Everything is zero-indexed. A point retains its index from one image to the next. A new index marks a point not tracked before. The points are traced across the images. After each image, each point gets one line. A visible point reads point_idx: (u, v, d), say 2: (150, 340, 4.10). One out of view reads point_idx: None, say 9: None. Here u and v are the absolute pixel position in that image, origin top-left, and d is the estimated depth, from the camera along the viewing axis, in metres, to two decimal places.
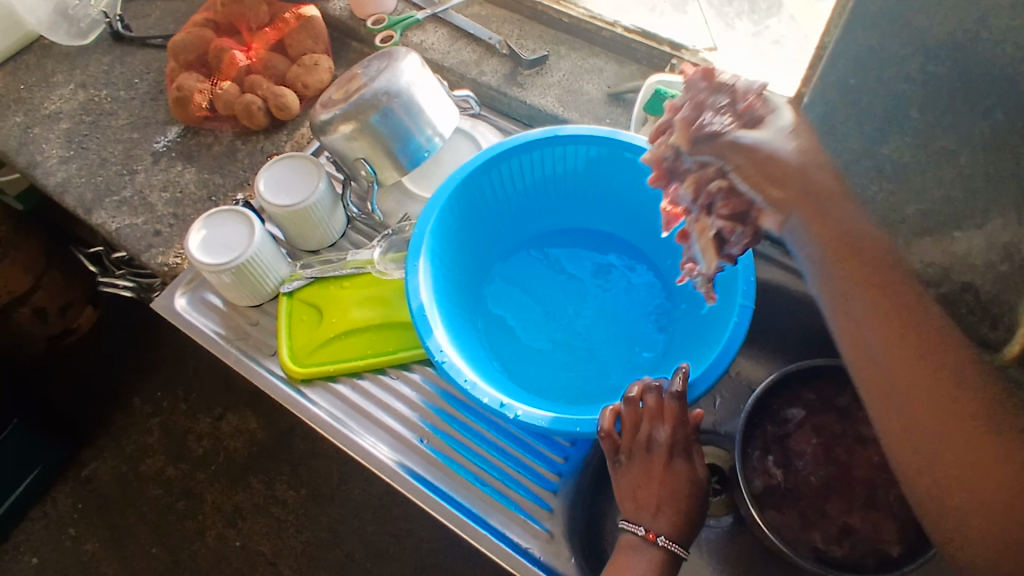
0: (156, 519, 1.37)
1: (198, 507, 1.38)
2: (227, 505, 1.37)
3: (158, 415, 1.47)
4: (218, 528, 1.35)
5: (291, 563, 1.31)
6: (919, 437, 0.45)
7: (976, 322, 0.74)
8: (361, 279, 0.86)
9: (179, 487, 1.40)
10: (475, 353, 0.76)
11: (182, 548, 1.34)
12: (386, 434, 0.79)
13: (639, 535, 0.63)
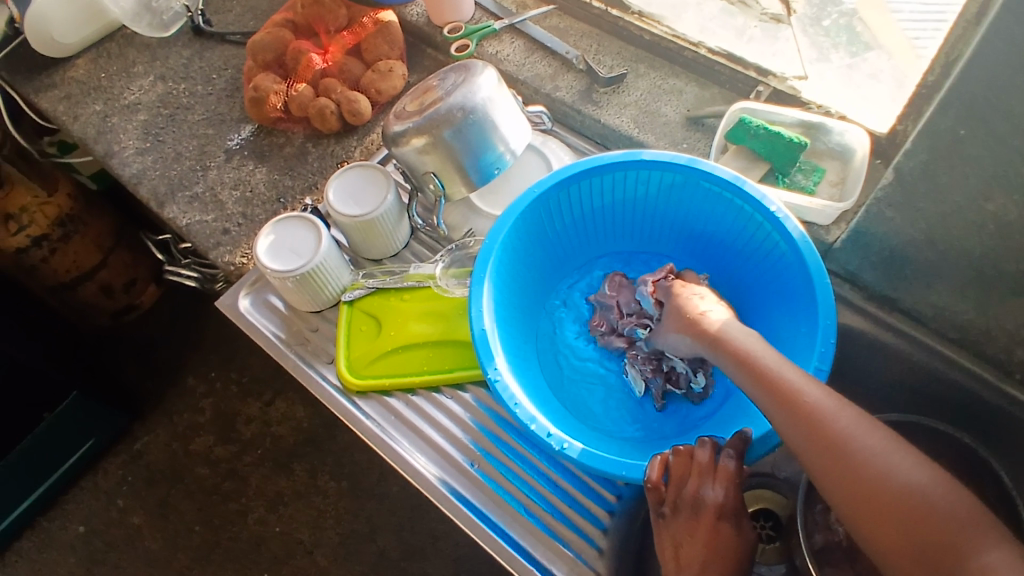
0: (201, 498, 1.41)
1: (242, 490, 1.40)
2: (270, 491, 1.39)
3: (209, 397, 1.50)
4: (259, 513, 1.38)
5: (327, 553, 1.33)
6: (869, 521, 0.54)
7: None
8: (422, 293, 0.85)
9: (225, 468, 1.43)
10: (530, 380, 0.74)
11: (224, 529, 1.37)
12: (434, 453, 0.79)
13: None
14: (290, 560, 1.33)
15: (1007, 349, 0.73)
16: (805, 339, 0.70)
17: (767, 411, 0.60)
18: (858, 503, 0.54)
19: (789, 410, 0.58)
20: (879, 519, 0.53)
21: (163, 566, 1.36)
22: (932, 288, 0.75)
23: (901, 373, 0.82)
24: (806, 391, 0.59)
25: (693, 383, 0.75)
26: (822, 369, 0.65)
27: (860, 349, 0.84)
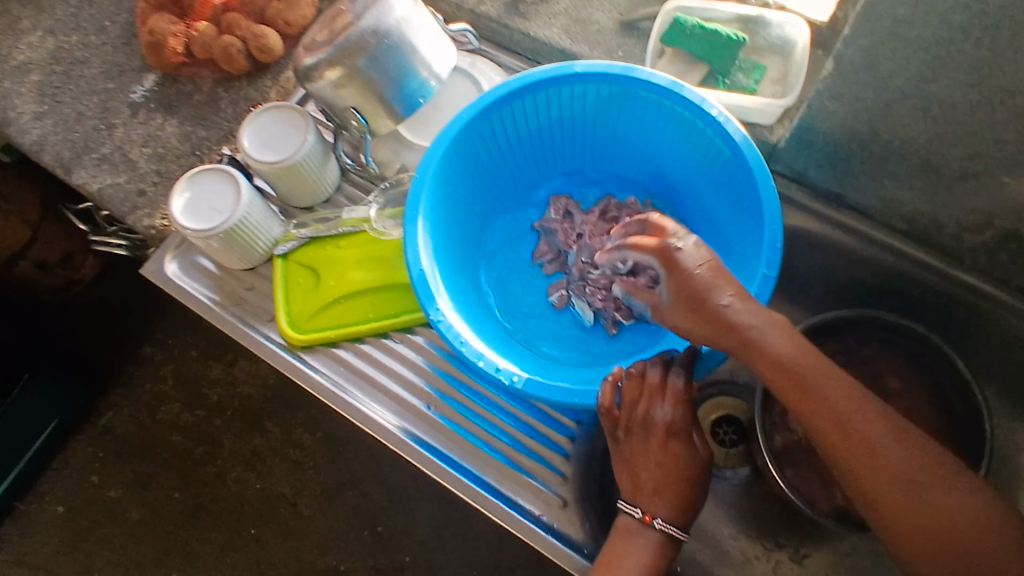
0: (178, 465, 1.39)
1: (217, 453, 1.38)
2: (245, 450, 1.38)
3: (170, 363, 1.45)
4: (238, 472, 1.37)
5: (311, 503, 1.34)
6: (902, 522, 0.54)
7: (1014, 271, 0.72)
8: (358, 238, 0.81)
9: (196, 433, 1.40)
10: (477, 317, 0.71)
11: (205, 492, 1.37)
12: (389, 401, 0.77)
13: (635, 517, 0.63)
14: (275, 515, 1.34)
15: (955, 236, 0.73)
16: (751, 246, 0.68)
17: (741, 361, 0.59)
18: (893, 509, 0.54)
19: (806, 408, 0.57)
20: (909, 522, 0.53)
21: (150, 535, 1.36)
22: (879, 181, 0.74)
23: (854, 269, 0.82)
24: (818, 388, 0.56)
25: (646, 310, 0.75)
26: (769, 276, 0.64)
27: (809, 249, 0.83)
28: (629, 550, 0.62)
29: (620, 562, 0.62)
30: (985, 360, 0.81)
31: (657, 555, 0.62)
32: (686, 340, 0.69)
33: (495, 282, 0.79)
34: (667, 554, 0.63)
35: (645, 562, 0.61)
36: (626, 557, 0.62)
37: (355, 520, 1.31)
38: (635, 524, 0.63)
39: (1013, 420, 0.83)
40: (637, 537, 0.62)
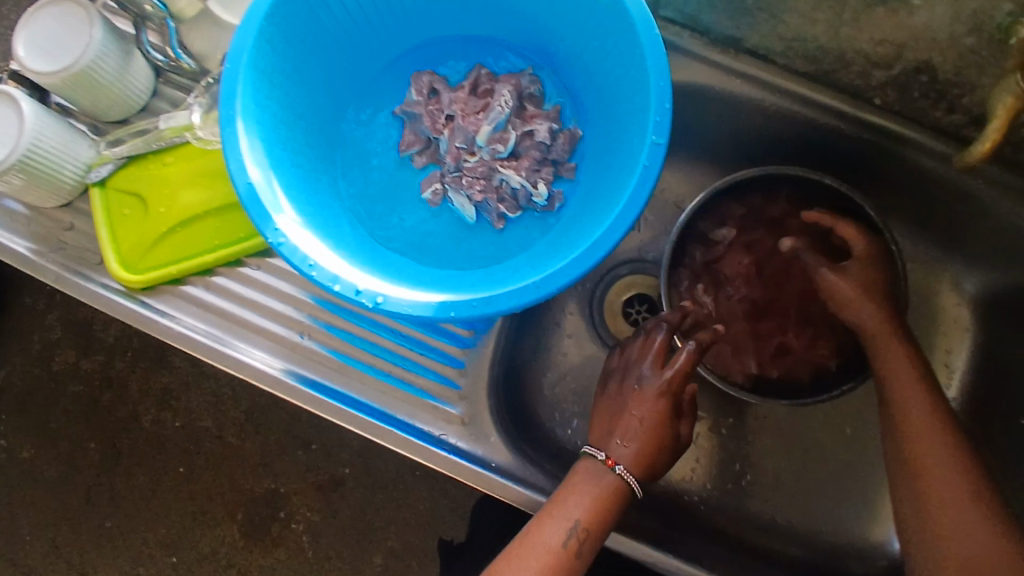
0: (86, 414, 1.21)
1: (125, 395, 1.21)
2: (155, 388, 1.21)
3: (55, 308, 1.22)
4: (153, 412, 1.21)
5: (236, 432, 1.19)
6: (922, 508, 0.58)
7: (928, 107, 0.67)
8: (185, 151, 0.69)
9: (100, 378, 1.21)
10: (334, 231, 0.61)
11: (120, 437, 1.21)
12: (254, 336, 0.67)
13: (598, 461, 0.63)
14: (201, 449, 1.20)
15: (863, 74, 0.67)
16: (637, 110, 0.59)
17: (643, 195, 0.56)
18: (923, 504, 0.58)
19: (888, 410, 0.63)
20: (939, 486, 0.58)
21: (71, 491, 1.20)
22: (779, 19, 0.65)
23: (759, 124, 0.75)
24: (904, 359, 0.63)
25: (534, 198, 0.66)
26: (659, 144, 0.55)
27: (709, 104, 0.74)
28: (590, 496, 0.61)
29: (578, 506, 0.61)
30: (894, 203, 0.79)
31: (614, 503, 0.62)
32: (579, 227, 0.61)
33: (357, 185, 0.68)
34: (621, 502, 0.62)
35: (598, 504, 0.61)
36: (585, 502, 0.61)
37: (290, 442, 1.17)
38: (594, 467, 0.63)
39: (922, 263, 0.83)
40: (597, 479, 0.62)
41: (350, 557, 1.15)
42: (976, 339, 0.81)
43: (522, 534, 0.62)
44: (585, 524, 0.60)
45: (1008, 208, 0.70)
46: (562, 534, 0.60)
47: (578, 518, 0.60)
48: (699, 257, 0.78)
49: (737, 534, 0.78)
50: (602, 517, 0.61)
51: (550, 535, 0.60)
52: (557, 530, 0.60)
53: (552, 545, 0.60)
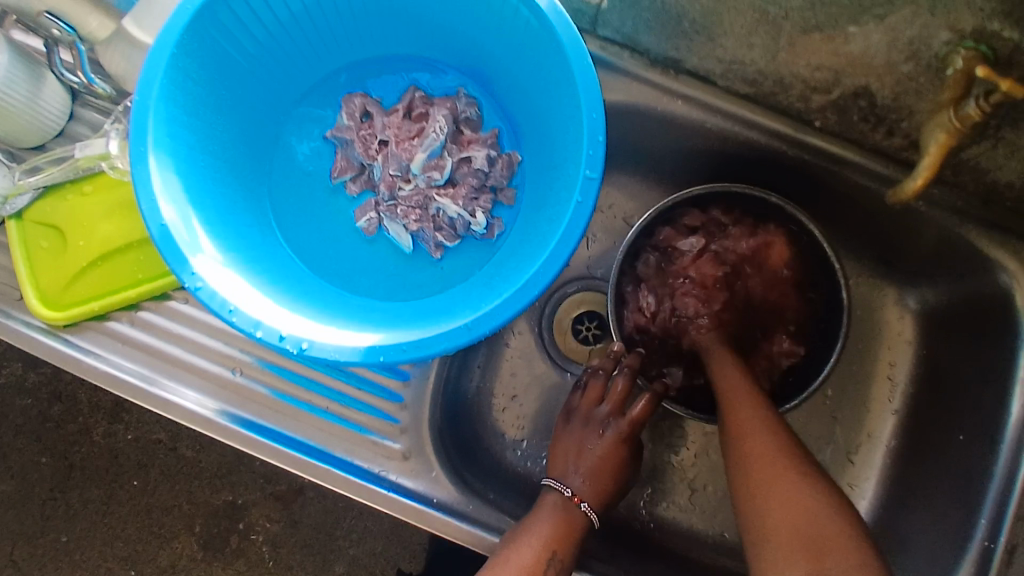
0: (34, 430, 1.17)
1: (76, 409, 1.17)
2: (107, 401, 1.17)
3: None
4: (104, 426, 1.16)
5: (192, 443, 1.16)
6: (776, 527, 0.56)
7: (868, 129, 0.67)
8: (103, 180, 0.67)
9: (48, 392, 1.17)
10: (260, 267, 0.59)
11: (71, 452, 1.16)
12: (184, 373, 0.65)
13: (564, 496, 0.66)
14: (156, 462, 1.16)
15: (802, 97, 0.66)
16: (571, 140, 0.57)
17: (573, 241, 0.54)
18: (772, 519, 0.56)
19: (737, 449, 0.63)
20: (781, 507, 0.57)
21: (24, 507, 1.17)
22: (717, 42, 0.64)
23: (704, 142, 0.74)
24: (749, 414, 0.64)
25: (472, 227, 0.64)
26: (592, 179, 0.54)
27: (655, 125, 0.73)
28: (563, 528, 0.63)
29: (556, 536, 0.62)
30: (838, 218, 0.79)
31: (579, 535, 0.64)
32: (515, 258, 0.60)
33: (287, 215, 0.66)
34: (583, 536, 0.65)
35: (568, 532, 0.63)
36: (561, 533, 0.63)
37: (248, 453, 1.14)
38: (559, 501, 0.66)
39: (867, 276, 0.84)
40: (568, 513, 0.65)
41: (312, 566, 1.13)
42: (919, 350, 0.82)
43: (496, 559, 0.61)
44: (563, 555, 0.62)
45: (947, 222, 0.71)
46: (541, 559, 0.61)
47: (557, 547, 0.61)
48: (645, 268, 0.79)
49: (687, 550, 0.78)
50: (573, 550, 0.63)
51: (529, 560, 0.60)
52: (536, 555, 0.61)
53: (530, 571, 0.60)
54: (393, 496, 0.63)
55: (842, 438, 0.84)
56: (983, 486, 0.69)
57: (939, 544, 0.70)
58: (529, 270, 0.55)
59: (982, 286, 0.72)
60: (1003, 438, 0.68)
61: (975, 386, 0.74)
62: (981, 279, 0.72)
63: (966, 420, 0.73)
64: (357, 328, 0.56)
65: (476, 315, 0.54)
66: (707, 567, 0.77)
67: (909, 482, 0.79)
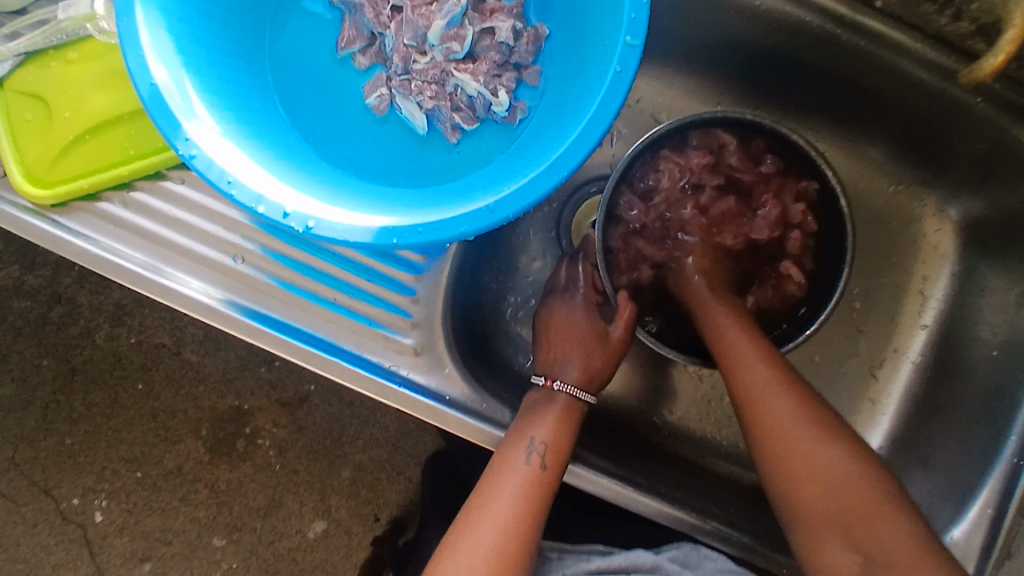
0: (36, 331, 1.16)
1: (76, 312, 1.15)
2: (107, 305, 1.15)
3: None
4: (106, 329, 1.15)
5: (195, 347, 1.14)
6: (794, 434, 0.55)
7: (932, 12, 0.60)
8: (90, 47, 0.61)
9: (48, 294, 1.15)
10: (263, 140, 0.54)
11: (74, 354, 1.15)
12: (182, 259, 0.61)
13: (539, 385, 0.63)
14: (160, 365, 1.14)
15: None
16: (609, 6, 0.51)
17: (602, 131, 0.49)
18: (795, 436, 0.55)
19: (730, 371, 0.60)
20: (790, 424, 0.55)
21: (28, 409, 1.16)
22: None
23: (745, 25, 0.68)
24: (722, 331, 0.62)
25: (493, 107, 0.59)
26: (634, 47, 0.48)
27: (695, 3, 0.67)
28: (539, 414, 0.61)
29: (530, 423, 0.60)
30: (884, 119, 0.74)
31: (563, 415, 0.61)
32: (540, 141, 0.55)
33: (292, 88, 0.60)
34: (573, 416, 0.62)
35: (561, 427, 0.60)
36: (537, 419, 0.60)
37: (255, 358, 1.12)
38: (538, 397, 0.62)
39: (908, 185, 0.79)
40: (551, 404, 0.61)
41: (318, 471, 1.13)
42: (955, 265, 0.78)
43: (489, 469, 0.59)
44: (544, 436, 0.59)
45: (1003, 124, 0.64)
46: (522, 453, 0.58)
47: (534, 433, 0.59)
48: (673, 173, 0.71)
49: (701, 459, 0.76)
50: (559, 430, 0.60)
51: (513, 458, 0.58)
52: (516, 450, 0.58)
53: (518, 466, 0.58)
54: (404, 390, 0.60)
55: (867, 352, 0.81)
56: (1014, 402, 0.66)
57: (964, 459, 0.69)
58: (558, 148, 0.50)
59: None
60: None
61: (1014, 300, 0.70)
62: None
63: (1000, 334, 0.70)
64: (369, 208, 0.52)
65: (499, 196, 0.49)
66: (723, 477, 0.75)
67: (934, 398, 0.76)
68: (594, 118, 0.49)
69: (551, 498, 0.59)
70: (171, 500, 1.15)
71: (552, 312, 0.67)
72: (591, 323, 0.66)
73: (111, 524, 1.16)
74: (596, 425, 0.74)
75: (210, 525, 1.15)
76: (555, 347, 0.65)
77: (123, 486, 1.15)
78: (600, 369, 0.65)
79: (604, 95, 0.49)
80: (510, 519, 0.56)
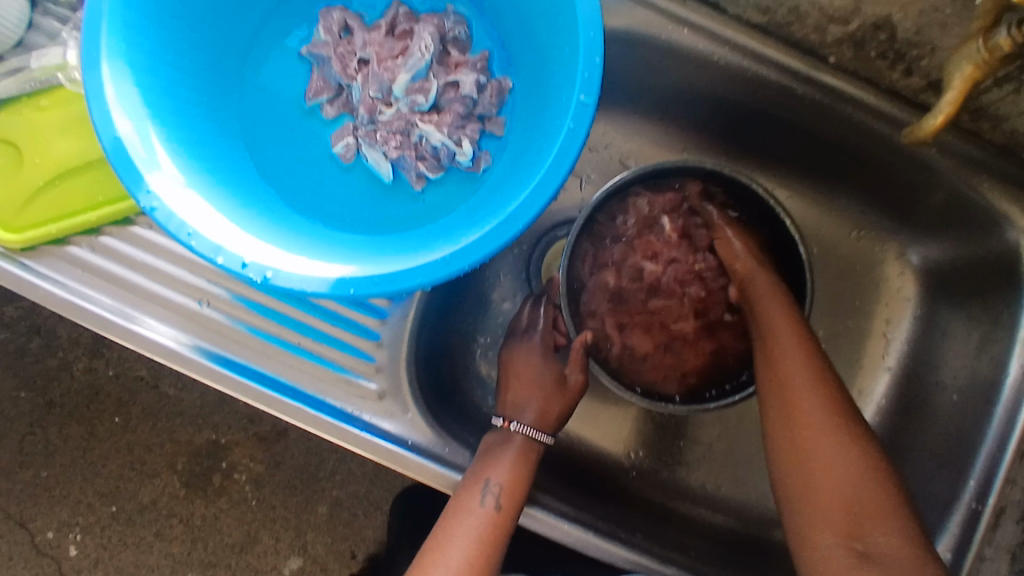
0: (12, 363, 1.15)
1: (54, 344, 1.14)
2: (86, 336, 1.14)
3: None
4: (84, 361, 1.14)
5: (174, 381, 1.13)
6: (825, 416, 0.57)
7: (885, 68, 0.64)
8: (59, 94, 0.61)
9: (27, 325, 1.14)
10: (228, 188, 0.55)
11: (51, 386, 1.14)
12: (150, 305, 0.61)
13: (497, 426, 0.64)
14: (137, 399, 1.14)
15: (818, 28, 0.63)
16: (566, 66, 0.53)
17: (556, 187, 0.50)
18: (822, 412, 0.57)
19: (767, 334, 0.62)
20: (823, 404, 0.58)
21: (2, 440, 1.14)
22: None
23: (707, 78, 0.70)
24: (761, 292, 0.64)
25: (457, 157, 0.60)
26: (588, 106, 0.50)
27: (659, 57, 0.69)
28: (494, 455, 0.61)
29: (486, 465, 0.60)
30: (847, 169, 0.75)
31: (519, 455, 0.61)
32: (501, 192, 0.56)
33: (260, 137, 0.61)
34: (530, 455, 0.62)
35: (517, 468, 0.60)
36: (492, 460, 0.60)
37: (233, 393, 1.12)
38: (497, 437, 0.63)
39: (870, 231, 0.81)
40: (508, 443, 0.62)
41: (295, 506, 1.12)
42: (917, 309, 0.80)
43: (445, 511, 0.60)
44: (499, 477, 0.59)
45: (960, 173, 0.66)
46: (477, 495, 0.59)
47: (489, 475, 0.59)
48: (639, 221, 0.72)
49: (668, 502, 0.76)
50: (515, 470, 0.60)
51: (469, 500, 0.59)
52: (471, 493, 0.59)
53: (473, 508, 0.58)
54: (365, 436, 0.60)
55: None
56: (973, 446, 0.67)
57: (927, 502, 0.69)
58: (514, 201, 0.51)
59: (989, 242, 0.69)
60: (998, 399, 0.67)
61: (975, 344, 0.72)
62: (989, 233, 0.68)
63: (961, 379, 0.72)
64: (331, 258, 0.52)
65: (455, 249, 0.50)
66: (691, 520, 0.75)
67: (897, 442, 0.76)
68: (549, 174, 0.50)
69: (507, 539, 0.59)
70: (145, 536, 1.14)
71: (512, 353, 0.68)
72: (549, 365, 0.67)
73: (85, 558, 1.14)
74: (561, 467, 0.75)
75: (184, 561, 1.14)
76: (515, 391, 0.66)
77: (97, 520, 1.14)
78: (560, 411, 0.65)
79: (558, 152, 0.50)
80: (464, 562, 0.57)
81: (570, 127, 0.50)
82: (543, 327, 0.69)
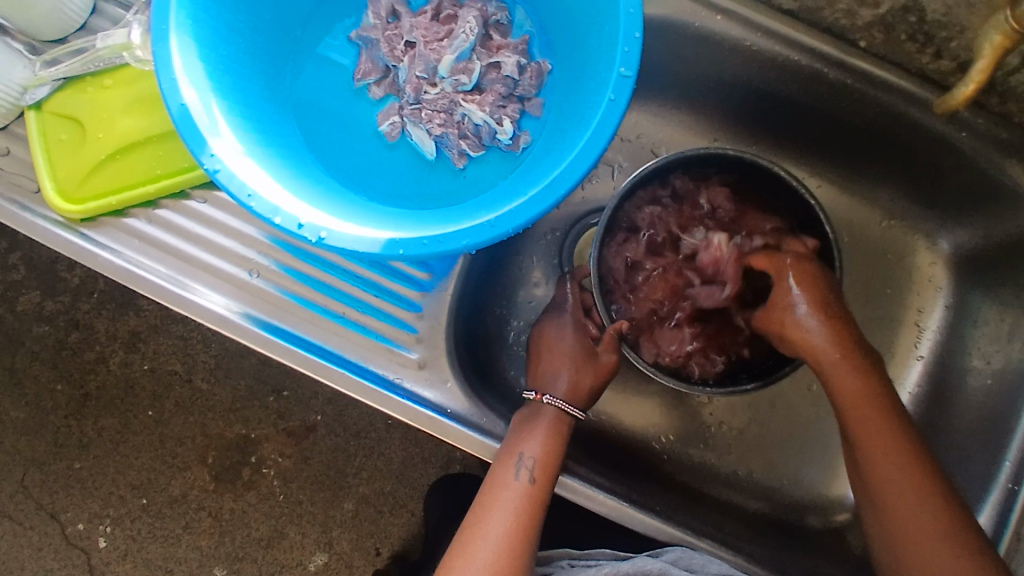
0: (52, 356, 1.18)
1: (92, 337, 1.17)
2: (123, 332, 1.17)
3: (18, 247, 1.17)
4: (121, 356, 1.17)
5: (207, 376, 1.15)
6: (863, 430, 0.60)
7: (915, 52, 0.65)
8: (124, 74, 0.65)
9: (66, 319, 1.17)
10: (282, 157, 0.57)
11: (88, 379, 1.17)
12: (202, 274, 0.64)
13: (529, 399, 0.65)
14: (171, 393, 1.16)
15: (848, 12, 0.64)
16: (605, 43, 0.55)
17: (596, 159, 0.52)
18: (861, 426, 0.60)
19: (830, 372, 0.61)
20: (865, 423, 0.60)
21: (38, 432, 1.17)
22: None
23: (737, 66, 0.72)
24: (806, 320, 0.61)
25: (498, 135, 0.62)
26: (627, 77, 0.52)
27: (691, 45, 0.71)
28: (528, 429, 0.62)
29: (520, 439, 0.61)
30: (878, 157, 0.77)
31: (551, 427, 0.62)
32: (541, 165, 0.58)
33: (310, 117, 0.64)
34: (562, 429, 0.63)
35: (550, 443, 0.61)
36: (526, 433, 0.61)
37: (264, 387, 1.14)
38: (528, 411, 0.64)
39: (901, 220, 0.81)
40: (540, 417, 0.63)
41: (322, 502, 1.13)
42: (949, 297, 0.80)
43: (481, 489, 0.61)
44: (532, 451, 0.60)
45: (990, 158, 0.68)
46: (512, 469, 0.60)
47: (523, 449, 0.60)
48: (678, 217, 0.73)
49: (701, 486, 0.77)
50: (548, 444, 0.61)
51: (504, 475, 0.60)
52: (505, 467, 0.60)
53: (508, 482, 0.60)
54: (405, 402, 0.62)
55: None
56: (1009, 426, 0.67)
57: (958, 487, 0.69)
58: (556, 169, 0.53)
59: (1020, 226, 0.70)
60: None
61: (1007, 329, 0.72)
62: (1020, 216, 0.69)
63: (994, 364, 0.72)
64: (381, 224, 0.55)
65: (499, 213, 0.52)
66: (722, 502, 0.75)
67: (930, 429, 0.77)
68: (589, 145, 0.52)
69: (543, 512, 0.60)
70: (174, 528, 1.16)
71: (544, 329, 0.70)
72: (581, 339, 0.68)
73: (115, 550, 1.16)
74: (593, 446, 0.76)
75: (212, 555, 1.16)
76: (545, 362, 0.68)
77: (128, 512, 1.16)
78: (589, 385, 0.66)
79: (598, 124, 0.52)
80: (503, 536, 0.58)
81: (611, 99, 0.52)
82: (572, 303, 0.71)
